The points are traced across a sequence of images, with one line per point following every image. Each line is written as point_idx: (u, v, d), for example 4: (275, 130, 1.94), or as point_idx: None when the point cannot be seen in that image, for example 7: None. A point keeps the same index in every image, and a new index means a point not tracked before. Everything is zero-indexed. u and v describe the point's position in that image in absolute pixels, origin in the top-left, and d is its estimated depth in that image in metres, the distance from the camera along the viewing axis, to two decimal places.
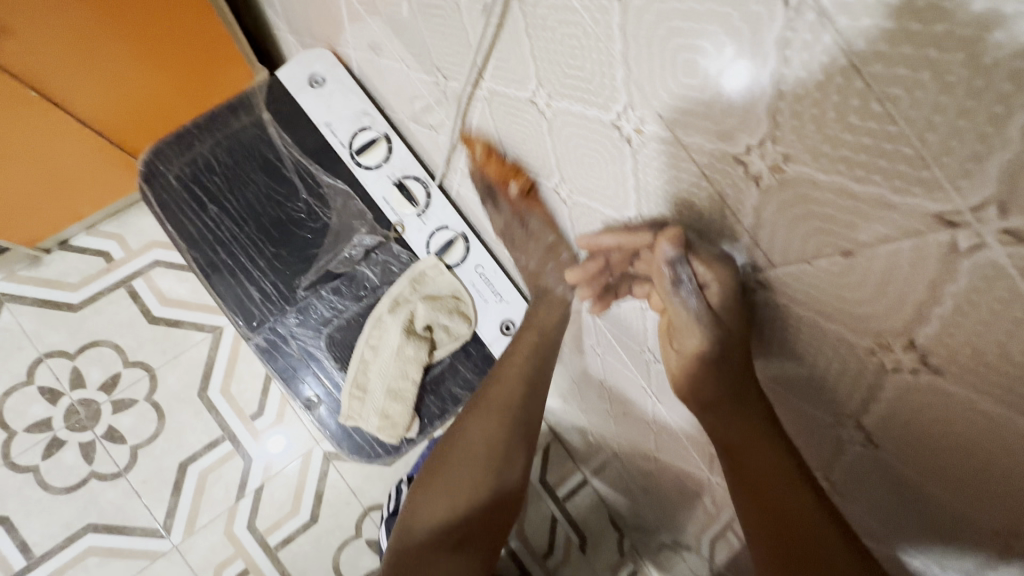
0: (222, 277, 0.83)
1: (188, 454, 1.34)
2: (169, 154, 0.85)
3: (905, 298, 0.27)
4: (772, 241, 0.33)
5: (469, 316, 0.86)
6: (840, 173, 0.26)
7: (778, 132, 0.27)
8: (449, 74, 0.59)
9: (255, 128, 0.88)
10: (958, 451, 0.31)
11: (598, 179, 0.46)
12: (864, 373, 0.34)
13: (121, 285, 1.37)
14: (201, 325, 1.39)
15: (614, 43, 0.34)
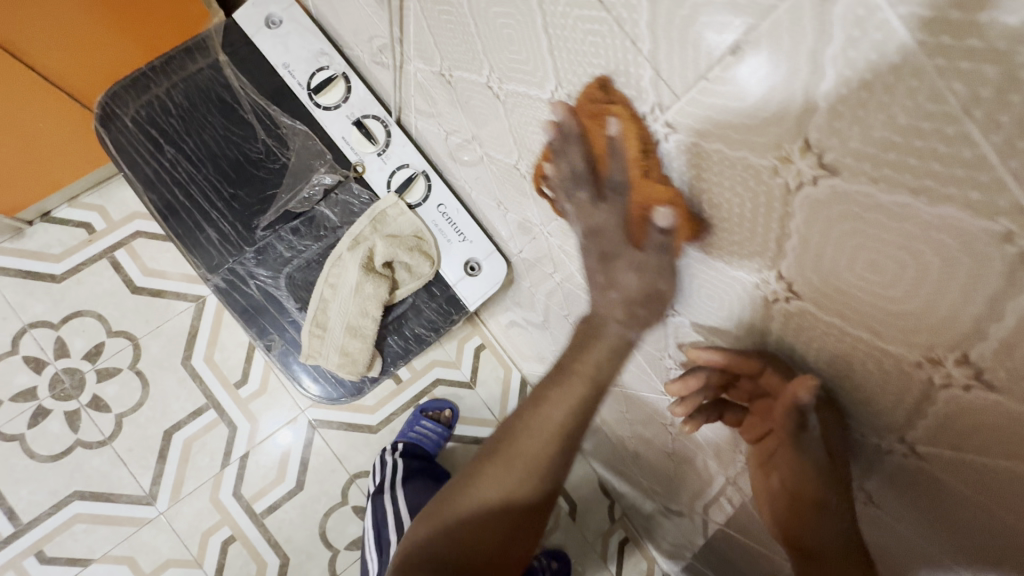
0: (180, 218, 0.83)
1: (172, 423, 1.33)
2: (125, 97, 0.84)
3: (794, 87, 0.30)
4: (671, 63, 0.35)
5: (431, 255, 0.86)
6: None
7: None
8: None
9: (211, 70, 0.87)
10: (869, 267, 0.34)
11: (520, 56, 0.49)
12: (770, 202, 0.36)
13: (104, 256, 1.34)
14: (184, 294, 1.36)
15: None
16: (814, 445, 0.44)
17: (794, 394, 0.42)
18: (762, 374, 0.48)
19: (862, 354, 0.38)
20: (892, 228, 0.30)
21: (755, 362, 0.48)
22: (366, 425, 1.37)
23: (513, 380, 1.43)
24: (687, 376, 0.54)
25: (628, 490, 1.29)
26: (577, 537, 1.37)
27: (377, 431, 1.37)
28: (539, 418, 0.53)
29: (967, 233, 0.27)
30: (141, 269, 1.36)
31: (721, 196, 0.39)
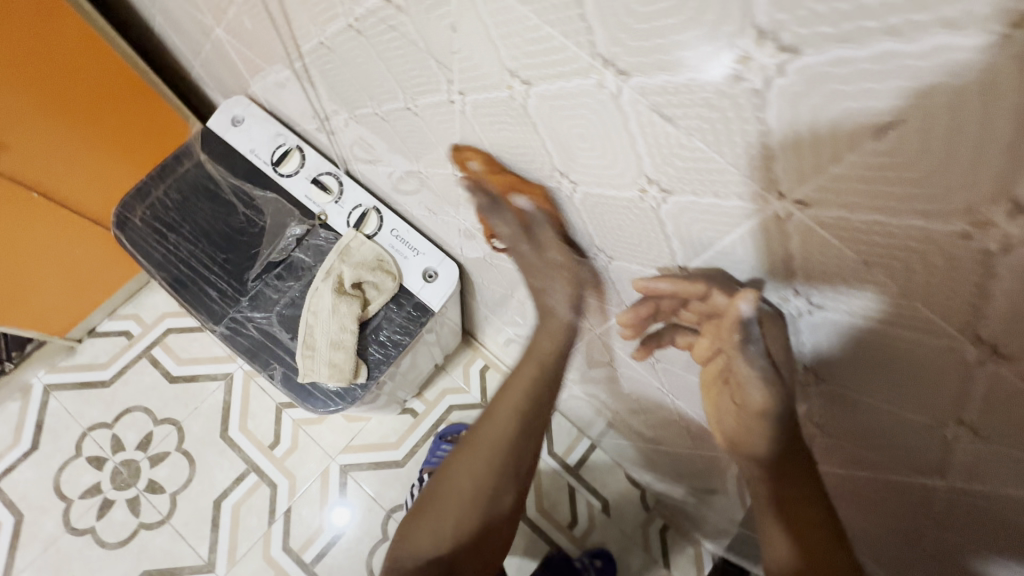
0: (187, 286, 0.95)
1: (221, 491, 1.21)
2: (133, 204, 0.98)
3: (983, 148, 0.20)
4: (813, 151, 0.25)
5: (392, 271, 0.93)
6: (860, 26, 0.19)
7: None
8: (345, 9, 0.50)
9: (197, 169, 1.00)
10: None
11: (601, 163, 0.38)
12: (957, 271, 0.25)
13: (144, 354, 1.27)
14: (216, 373, 1.28)
15: None
16: (757, 356, 0.41)
17: (737, 307, 0.38)
18: (709, 301, 0.41)
19: None
20: None
21: (696, 285, 0.41)
22: (389, 459, 1.23)
23: None
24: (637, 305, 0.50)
25: (660, 482, 1.15)
26: (615, 534, 1.26)
27: (404, 465, 1.22)
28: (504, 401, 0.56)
29: None
30: (176, 360, 1.28)
31: (741, 210, 0.32)
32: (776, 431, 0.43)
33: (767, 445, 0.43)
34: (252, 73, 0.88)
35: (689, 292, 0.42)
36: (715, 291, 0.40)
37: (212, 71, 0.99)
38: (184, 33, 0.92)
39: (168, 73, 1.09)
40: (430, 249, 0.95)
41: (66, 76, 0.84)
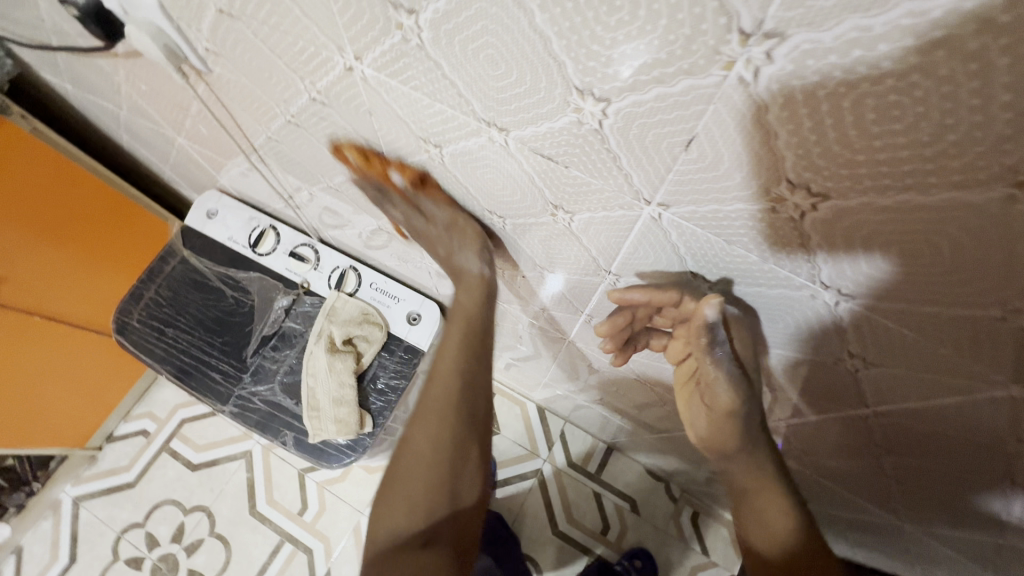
0: (192, 374, 1.01)
1: (259, 567, 1.23)
2: (129, 308, 1.04)
3: (752, 147, 0.30)
4: (653, 167, 0.36)
5: (378, 322, 1.00)
6: (647, 81, 0.30)
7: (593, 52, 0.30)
8: (292, 103, 0.57)
9: (181, 265, 1.07)
10: (922, 251, 0.31)
11: (511, 197, 0.50)
12: (787, 234, 0.35)
13: (164, 449, 1.32)
14: (235, 453, 1.32)
15: (440, 69, 0.38)
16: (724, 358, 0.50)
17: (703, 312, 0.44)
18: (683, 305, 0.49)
19: (942, 325, 0.36)
20: (923, 212, 0.29)
21: (671, 295, 0.48)
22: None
23: (534, 412, 1.39)
24: (613, 316, 0.53)
25: (680, 470, 1.19)
26: (651, 534, 1.28)
27: None
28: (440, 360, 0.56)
29: (977, 207, 0.27)
30: (195, 450, 1.32)
31: (627, 216, 0.42)
32: (743, 428, 0.53)
33: (735, 439, 0.53)
34: (218, 169, 0.97)
35: (661, 300, 0.49)
36: (686, 298, 0.48)
37: (184, 175, 1.08)
38: (149, 145, 1.00)
39: (148, 184, 1.19)
40: (410, 294, 1.02)
41: (60, 206, 0.94)
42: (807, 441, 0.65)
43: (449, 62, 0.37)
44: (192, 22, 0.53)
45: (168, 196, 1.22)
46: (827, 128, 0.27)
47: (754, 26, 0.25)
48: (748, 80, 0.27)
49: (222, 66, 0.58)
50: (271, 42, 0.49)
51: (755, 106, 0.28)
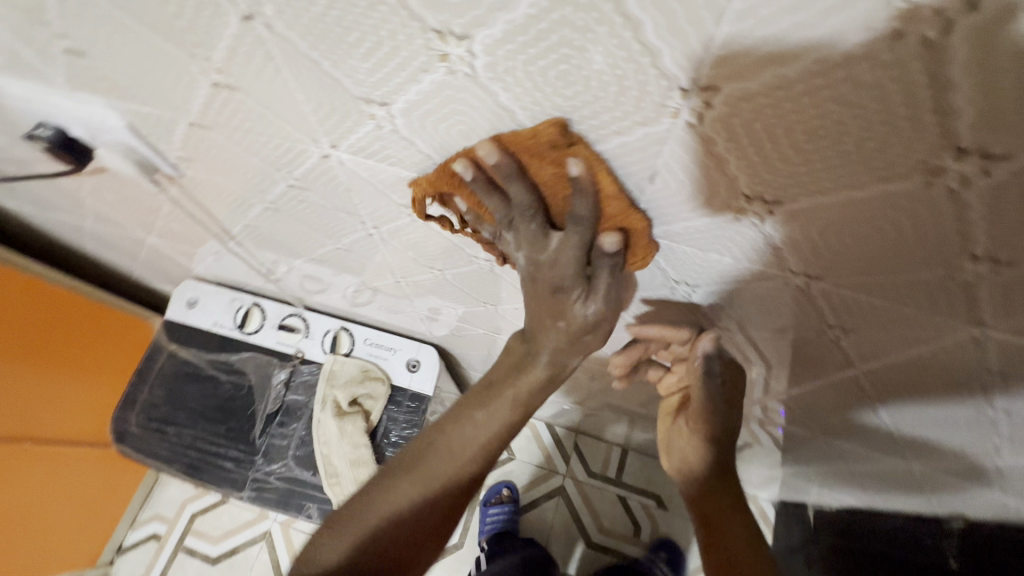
0: (204, 470, 0.94)
1: None
2: (125, 413, 0.97)
3: (816, 247, 0.32)
4: (677, 263, 0.41)
5: (380, 376, 0.95)
6: (780, 170, 0.27)
7: (719, 152, 0.27)
8: (288, 200, 0.53)
9: (170, 359, 0.99)
10: (902, 321, 0.37)
11: None
12: (787, 293, 0.40)
13: (179, 550, 1.20)
14: (254, 538, 1.22)
15: (469, 175, 0.37)
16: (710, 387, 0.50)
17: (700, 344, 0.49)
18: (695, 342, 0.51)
19: (930, 366, 0.42)
20: (919, 292, 0.33)
21: (684, 331, 0.52)
22: (447, 546, 1.27)
23: (546, 429, 1.37)
24: (629, 349, 0.55)
25: None
26: (681, 523, 1.28)
27: (463, 545, 1.26)
28: (462, 432, 0.42)
29: (968, 299, 0.31)
30: (212, 543, 1.22)
31: (663, 293, 0.48)
32: (716, 452, 0.52)
33: (704, 468, 0.53)
34: (190, 258, 0.90)
35: (673, 337, 0.52)
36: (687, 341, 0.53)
37: (148, 268, 0.99)
38: (116, 247, 0.92)
39: (100, 282, 1.08)
40: (407, 342, 0.98)
41: (33, 322, 0.84)
42: (808, 417, 0.73)
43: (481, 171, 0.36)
44: (161, 136, 0.47)
45: (124, 290, 1.11)
46: (906, 238, 0.29)
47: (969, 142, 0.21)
48: (758, 222, 0.32)
49: (199, 174, 0.53)
50: (267, 151, 0.44)
51: (765, 233, 0.33)
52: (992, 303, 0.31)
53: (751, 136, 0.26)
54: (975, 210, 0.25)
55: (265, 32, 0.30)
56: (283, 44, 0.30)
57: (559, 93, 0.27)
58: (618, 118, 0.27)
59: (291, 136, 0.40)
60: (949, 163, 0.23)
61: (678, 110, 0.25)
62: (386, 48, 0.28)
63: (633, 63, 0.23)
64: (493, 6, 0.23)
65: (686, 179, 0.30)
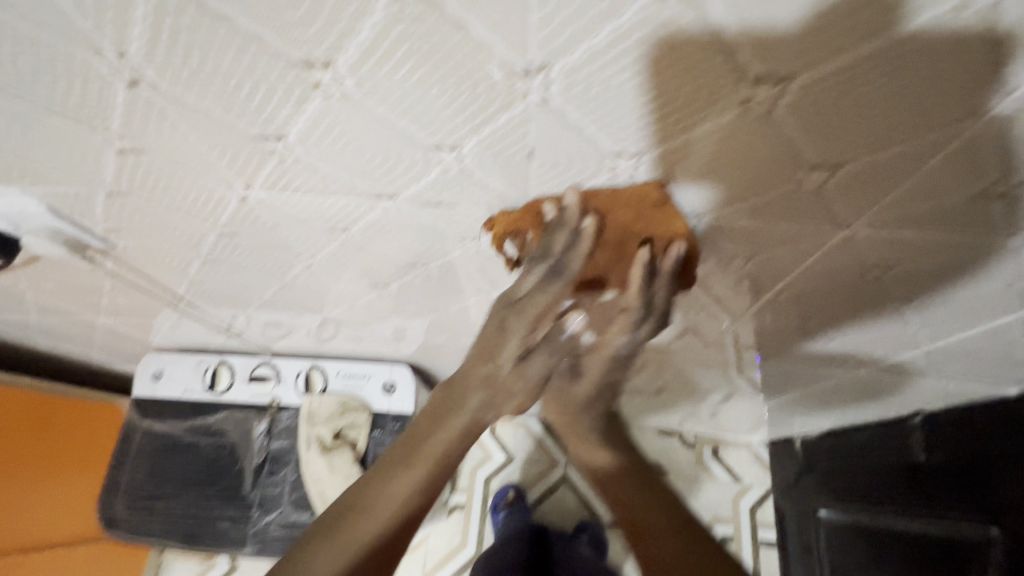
0: (202, 535, 0.93)
1: None
2: (111, 498, 0.95)
3: (689, 187, 0.36)
4: None
5: (359, 404, 0.97)
6: (629, 128, 0.31)
7: (575, 121, 0.31)
8: (225, 249, 0.55)
9: (147, 436, 0.98)
10: (790, 236, 0.41)
11: (473, 274, 0.56)
12: None
13: None
14: None
15: (381, 186, 0.40)
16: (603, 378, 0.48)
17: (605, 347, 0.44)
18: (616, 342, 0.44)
19: (825, 272, 0.47)
20: (785, 206, 0.37)
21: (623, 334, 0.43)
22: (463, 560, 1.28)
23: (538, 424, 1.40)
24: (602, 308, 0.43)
25: (684, 412, 1.28)
26: None
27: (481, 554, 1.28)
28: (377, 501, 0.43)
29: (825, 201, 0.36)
30: None
31: None
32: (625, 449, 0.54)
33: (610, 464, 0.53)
34: (147, 330, 0.90)
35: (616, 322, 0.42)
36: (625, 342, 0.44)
37: (106, 351, 0.98)
38: (68, 337, 0.91)
39: (60, 375, 1.06)
40: (377, 366, 1.00)
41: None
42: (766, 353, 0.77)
43: (389, 181, 0.39)
44: (84, 212, 0.49)
45: (86, 378, 1.09)
46: (753, 161, 0.33)
47: (750, 64, 0.26)
48: (634, 176, 0.35)
49: (130, 242, 0.55)
50: (192, 205, 0.46)
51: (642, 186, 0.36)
52: (842, 201, 0.35)
53: (594, 102, 0.29)
54: (789, 123, 0.29)
55: (154, 94, 0.32)
56: (173, 102, 0.33)
57: (423, 97, 0.30)
58: (481, 110, 0.30)
59: (207, 186, 0.43)
60: (753, 90, 0.27)
61: (527, 92, 0.29)
62: (264, 86, 0.30)
63: (474, 58, 0.27)
64: (341, 32, 0.26)
65: (558, 153, 0.34)
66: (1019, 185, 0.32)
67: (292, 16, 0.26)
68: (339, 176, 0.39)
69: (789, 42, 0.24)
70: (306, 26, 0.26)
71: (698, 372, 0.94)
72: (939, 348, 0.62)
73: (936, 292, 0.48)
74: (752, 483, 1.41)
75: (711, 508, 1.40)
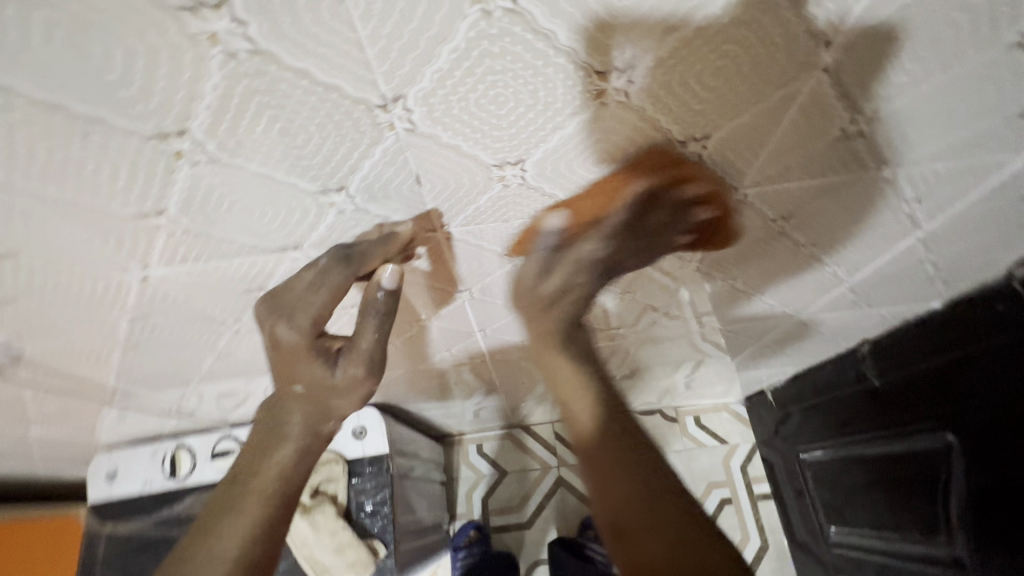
0: None
1: None
2: None
3: (581, 181, 0.37)
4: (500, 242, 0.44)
5: (332, 456, 0.93)
6: (501, 137, 0.31)
7: (447, 141, 0.31)
8: (144, 332, 0.52)
9: (112, 540, 0.92)
10: (690, 207, 0.43)
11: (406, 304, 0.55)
12: None
13: None
14: None
15: (281, 238, 0.39)
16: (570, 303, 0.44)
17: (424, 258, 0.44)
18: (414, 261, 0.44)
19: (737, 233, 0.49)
20: (675, 180, 0.38)
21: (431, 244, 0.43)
22: None
23: (521, 433, 1.39)
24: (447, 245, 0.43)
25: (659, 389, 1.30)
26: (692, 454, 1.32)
27: None
28: (212, 550, 0.45)
29: (708, 168, 0.37)
30: None
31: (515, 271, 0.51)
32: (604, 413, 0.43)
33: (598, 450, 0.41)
34: (89, 431, 0.84)
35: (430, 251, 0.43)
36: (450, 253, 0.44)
37: (49, 462, 0.92)
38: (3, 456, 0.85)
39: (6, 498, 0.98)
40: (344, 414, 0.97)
41: None
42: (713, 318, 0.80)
43: (289, 232, 0.38)
44: None
45: (36, 495, 1.02)
46: (630, 145, 0.34)
47: (592, 59, 0.27)
48: (524, 180, 0.36)
49: (40, 347, 0.52)
50: (94, 297, 0.44)
51: (536, 188, 0.37)
52: (723, 165, 0.37)
53: (460, 121, 0.29)
54: (649, 107, 0.30)
55: (10, 195, 0.31)
56: (34, 199, 0.31)
57: (291, 146, 0.30)
58: (353, 148, 0.30)
59: (101, 275, 0.41)
60: (603, 81, 0.28)
61: (391, 123, 0.29)
62: (124, 166, 0.29)
63: (327, 100, 0.27)
64: (184, 100, 0.26)
65: (443, 174, 0.34)
66: (869, 124, 0.35)
67: (127, 94, 0.25)
68: (236, 237, 0.38)
69: (619, 33, 0.25)
70: (147, 100, 0.25)
71: (657, 349, 0.97)
72: (860, 282, 0.66)
73: (839, 233, 0.52)
74: (738, 441, 1.45)
75: (704, 475, 1.43)
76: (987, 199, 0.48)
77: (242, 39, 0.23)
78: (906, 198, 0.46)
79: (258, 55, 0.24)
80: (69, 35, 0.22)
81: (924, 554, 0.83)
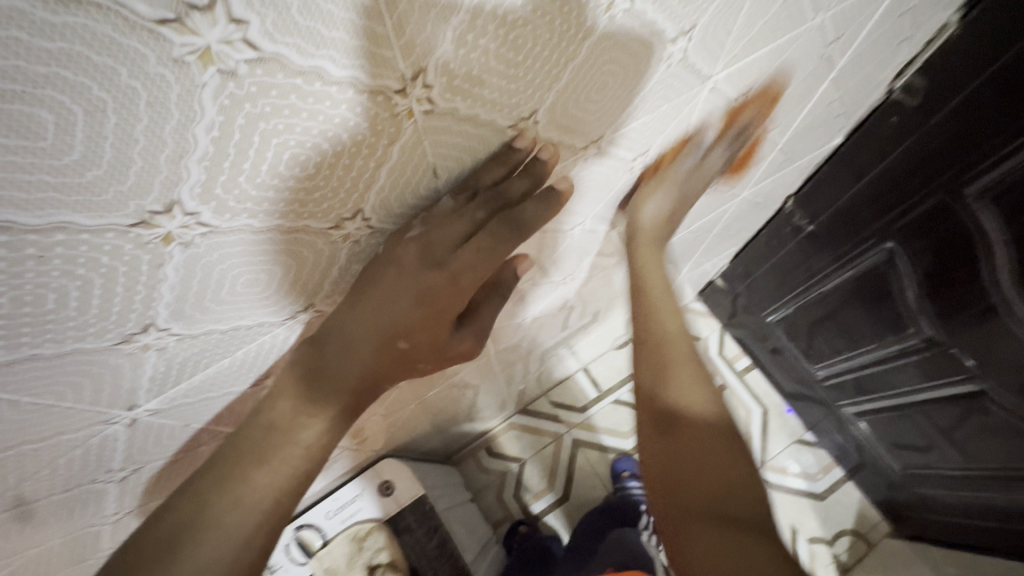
0: None
1: None
2: None
3: (584, 119, 0.35)
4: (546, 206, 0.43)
5: (370, 525, 0.85)
6: (516, 88, 0.28)
7: (464, 110, 0.27)
8: (129, 492, 0.42)
9: None
10: (671, 113, 0.42)
11: None
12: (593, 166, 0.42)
13: None
14: None
15: (288, 301, 0.32)
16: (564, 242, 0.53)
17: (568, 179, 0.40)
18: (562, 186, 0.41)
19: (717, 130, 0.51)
20: (663, 84, 0.37)
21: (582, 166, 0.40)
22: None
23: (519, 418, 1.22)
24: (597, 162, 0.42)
25: None
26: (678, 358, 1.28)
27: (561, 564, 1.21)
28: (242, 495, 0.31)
29: (690, 63, 0.37)
30: None
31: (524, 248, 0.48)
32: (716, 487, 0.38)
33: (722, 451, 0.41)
34: None
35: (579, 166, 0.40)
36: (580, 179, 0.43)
37: None
38: None
39: None
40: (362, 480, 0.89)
41: None
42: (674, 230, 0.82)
43: (295, 291, 0.32)
44: None
45: None
46: (628, 62, 0.32)
47: None
48: (535, 132, 0.33)
49: None
50: (66, 472, 0.34)
51: (543, 139, 0.34)
52: (702, 54, 0.37)
53: (477, 83, 0.26)
54: (649, 8, 0.29)
55: None
56: None
57: (301, 179, 0.24)
58: (369, 156, 0.26)
59: (76, 440, 0.32)
60: None
61: (410, 108, 0.25)
62: (97, 280, 0.22)
63: (342, 104, 0.22)
64: (170, 160, 0.19)
65: (458, 154, 0.30)
66: None
67: (95, 175, 0.18)
68: (237, 321, 0.31)
69: None
70: (122, 176, 0.19)
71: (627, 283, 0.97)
72: (788, 140, 0.71)
73: (777, 94, 0.54)
74: (708, 333, 1.30)
75: None
76: (881, 19, 0.53)
77: (241, 47, 0.17)
78: (829, 40, 0.50)
79: (261, 65, 0.18)
80: (8, 109, 0.15)
81: (900, 349, 0.82)
